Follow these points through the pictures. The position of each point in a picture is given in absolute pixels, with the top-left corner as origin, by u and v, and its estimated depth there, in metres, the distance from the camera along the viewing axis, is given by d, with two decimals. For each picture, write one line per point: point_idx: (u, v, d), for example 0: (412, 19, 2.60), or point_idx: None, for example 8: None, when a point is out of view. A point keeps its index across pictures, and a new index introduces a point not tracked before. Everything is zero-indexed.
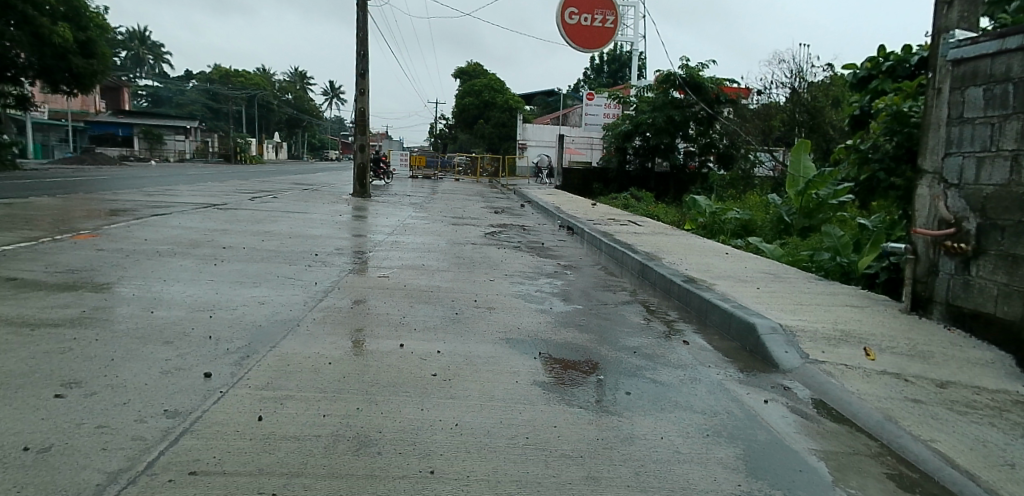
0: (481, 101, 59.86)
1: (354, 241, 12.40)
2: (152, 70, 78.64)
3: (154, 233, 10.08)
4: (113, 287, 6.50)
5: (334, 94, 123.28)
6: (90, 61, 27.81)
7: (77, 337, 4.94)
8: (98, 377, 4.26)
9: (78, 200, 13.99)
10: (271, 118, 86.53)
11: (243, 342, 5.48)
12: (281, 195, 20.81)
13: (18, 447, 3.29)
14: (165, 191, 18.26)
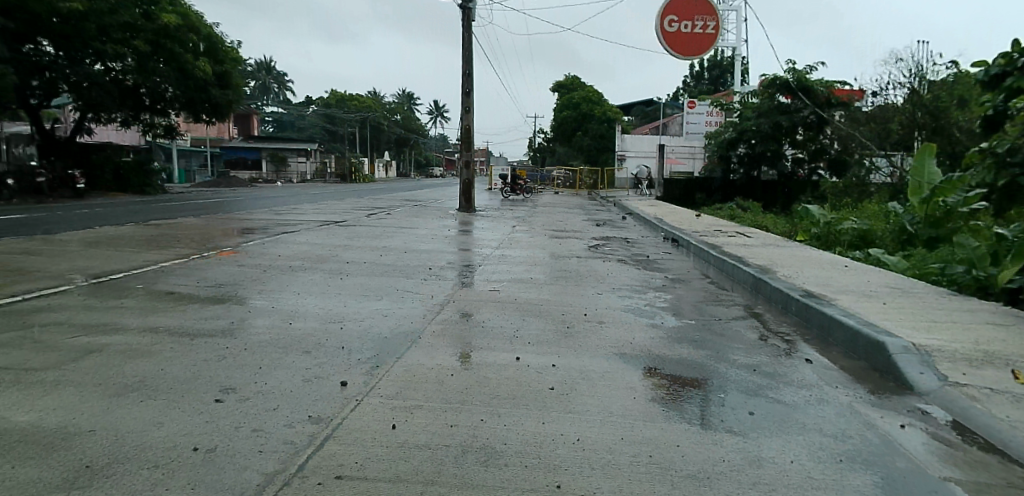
0: (579, 114, 59.91)
1: (462, 255, 12.74)
2: (277, 98, 84.84)
3: (285, 249, 10.84)
4: (255, 300, 7.03)
5: (439, 113, 127.72)
6: (226, 92, 30.53)
7: (229, 347, 5.36)
8: (250, 384, 4.59)
9: (218, 219, 15.30)
10: (381, 138, 90.83)
11: (371, 353, 5.74)
12: (394, 211, 21.78)
13: (189, 446, 3.58)
14: (291, 210, 19.56)
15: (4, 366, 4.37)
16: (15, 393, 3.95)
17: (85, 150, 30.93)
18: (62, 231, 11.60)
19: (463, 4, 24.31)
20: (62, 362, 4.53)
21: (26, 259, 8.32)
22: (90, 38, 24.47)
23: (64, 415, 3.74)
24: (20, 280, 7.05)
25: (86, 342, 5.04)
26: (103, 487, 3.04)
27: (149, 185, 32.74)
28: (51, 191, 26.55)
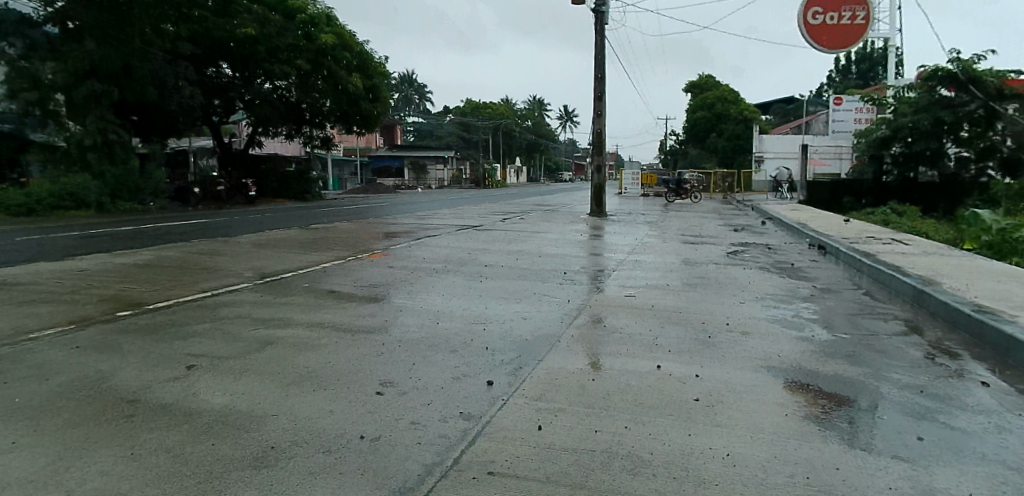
0: (713, 114, 57.50)
1: (595, 260, 12.72)
2: (417, 108, 89.27)
3: (428, 252, 11.40)
4: (405, 300, 7.45)
5: (568, 118, 128.25)
6: (374, 104, 32.51)
7: (384, 343, 5.70)
8: (405, 380, 4.85)
9: (368, 223, 16.40)
10: (513, 144, 92.74)
11: (513, 354, 5.86)
12: (527, 216, 22.17)
13: (356, 435, 3.84)
14: (432, 215, 20.54)
15: (200, 354, 4.96)
16: (210, 378, 4.46)
17: (256, 161, 34.42)
18: (239, 234, 12.99)
19: (597, 8, 24.23)
20: (246, 352, 5.06)
21: (213, 259, 9.41)
22: (260, 59, 27.42)
23: (251, 400, 4.15)
24: (209, 277, 7.99)
25: (264, 334, 5.59)
26: (285, 466, 3.34)
27: (308, 192, 35.72)
28: (228, 198, 29.81)
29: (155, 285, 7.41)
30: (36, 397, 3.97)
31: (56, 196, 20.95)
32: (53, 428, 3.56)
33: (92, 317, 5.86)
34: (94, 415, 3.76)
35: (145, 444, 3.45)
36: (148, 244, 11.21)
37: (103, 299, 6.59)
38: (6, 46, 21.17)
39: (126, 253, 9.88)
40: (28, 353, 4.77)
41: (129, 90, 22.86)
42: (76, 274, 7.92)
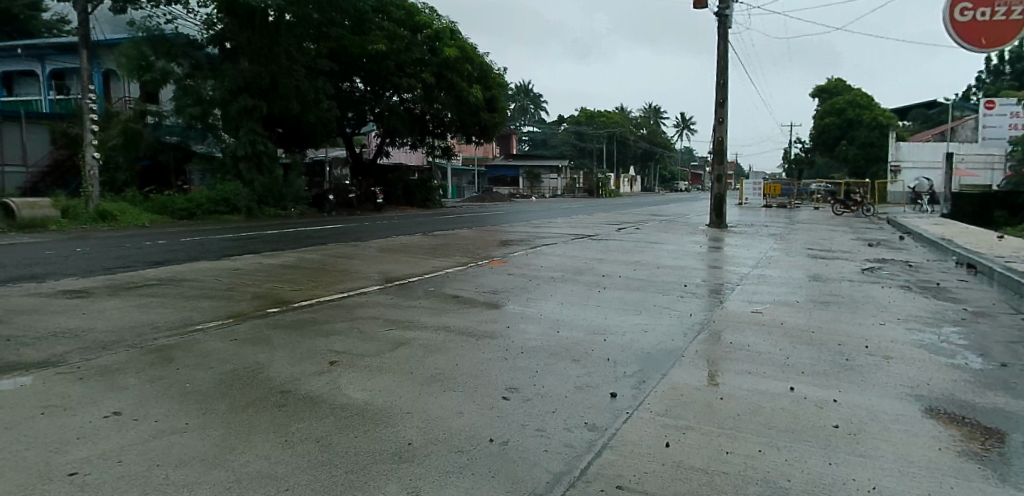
0: (843, 121, 53.43)
1: (717, 273, 12.26)
2: (533, 117, 90.36)
3: (546, 260, 11.49)
4: (524, 308, 7.50)
5: (686, 126, 124.86)
6: (493, 115, 33.49)
7: (507, 348, 5.76)
8: (530, 385, 4.85)
9: (487, 231, 16.78)
10: (628, 153, 91.54)
11: (637, 366, 5.71)
12: (643, 226, 21.78)
13: (485, 438, 3.89)
14: (548, 223, 20.67)
15: (341, 351, 5.27)
16: (351, 374, 4.74)
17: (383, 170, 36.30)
18: (369, 239, 13.74)
19: (719, 12, 23.45)
20: (381, 351, 5.32)
21: (347, 262, 10.00)
22: (390, 73, 29.00)
23: (387, 398, 4.34)
24: (344, 279, 8.49)
25: (396, 335, 5.85)
26: (421, 464, 3.46)
27: (430, 200, 37.12)
28: (358, 205, 31.62)
29: (298, 284, 7.98)
30: (204, 383, 4.41)
31: (212, 201, 23.16)
32: (218, 413, 3.93)
33: (245, 313, 6.40)
34: (253, 402, 4.12)
35: (296, 433, 3.71)
36: (290, 247, 12.12)
37: (254, 296, 7.19)
38: (175, 67, 23.74)
39: (272, 254, 10.73)
40: (196, 343, 5.31)
41: (275, 104, 24.89)
42: (231, 273, 8.70)
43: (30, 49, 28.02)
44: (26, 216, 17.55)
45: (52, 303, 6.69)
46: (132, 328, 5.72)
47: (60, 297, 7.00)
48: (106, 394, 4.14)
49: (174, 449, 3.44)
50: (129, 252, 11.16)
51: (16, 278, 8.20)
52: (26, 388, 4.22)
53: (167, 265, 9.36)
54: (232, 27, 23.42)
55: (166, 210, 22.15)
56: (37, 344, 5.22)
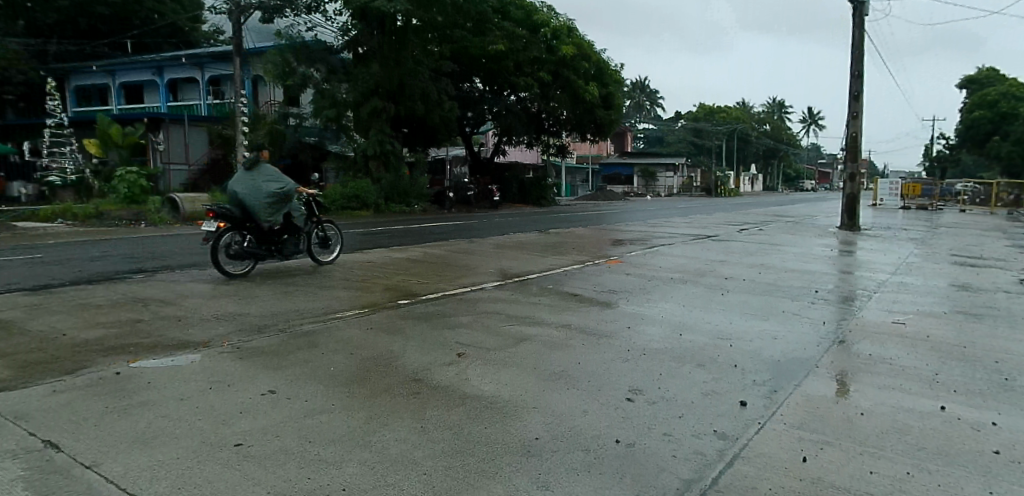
0: (997, 114, 47.92)
1: (850, 279, 11.45)
2: (649, 114, 88.44)
3: (665, 261, 11.25)
4: (644, 309, 7.39)
5: (813, 121, 117.31)
6: (609, 112, 32.90)
7: (629, 349, 5.70)
8: (655, 388, 4.76)
9: (603, 230, 16.64)
10: (748, 150, 87.40)
11: (767, 376, 5.42)
12: (767, 227, 20.75)
13: (611, 439, 3.84)
14: (665, 223, 20.19)
15: (467, 343, 5.46)
16: (478, 367, 4.89)
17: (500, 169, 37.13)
18: (488, 236, 14.06)
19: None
20: (506, 346, 5.45)
21: (468, 257, 10.31)
22: (508, 73, 29.61)
23: (514, 393, 4.42)
24: (467, 274, 8.75)
25: (519, 330, 5.96)
26: (549, 461, 3.49)
27: (545, 198, 37.37)
28: (477, 203, 32.49)
29: (425, 278, 8.32)
30: (345, 368, 4.74)
31: (344, 198, 24.64)
32: (359, 397, 4.22)
33: (378, 303, 6.77)
34: (389, 389, 4.37)
35: (430, 420, 3.89)
36: (415, 241, 12.64)
37: (385, 288, 7.57)
38: (314, 71, 25.48)
39: (399, 248, 11.24)
40: (336, 329, 5.72)
41: (402, 105, 26.09)
42: (363, 265, 9.21)
43: (192, 58, 31.08)
44: (189, 208, 19.48)
45: (213, 289, 7.40)
46: (281, 314, 6.24)
47: (219, 284, 7.73)
48: (263, 374, 4.58)
49: (321, 429, 3.72)
50: None
51: (183, 266, 9.14)
52: (197, 364, 4.76)
53: (306, 257, 10.07)
54: (365, 33, 24.72)
55: None
56: (203, 326, 5.82)
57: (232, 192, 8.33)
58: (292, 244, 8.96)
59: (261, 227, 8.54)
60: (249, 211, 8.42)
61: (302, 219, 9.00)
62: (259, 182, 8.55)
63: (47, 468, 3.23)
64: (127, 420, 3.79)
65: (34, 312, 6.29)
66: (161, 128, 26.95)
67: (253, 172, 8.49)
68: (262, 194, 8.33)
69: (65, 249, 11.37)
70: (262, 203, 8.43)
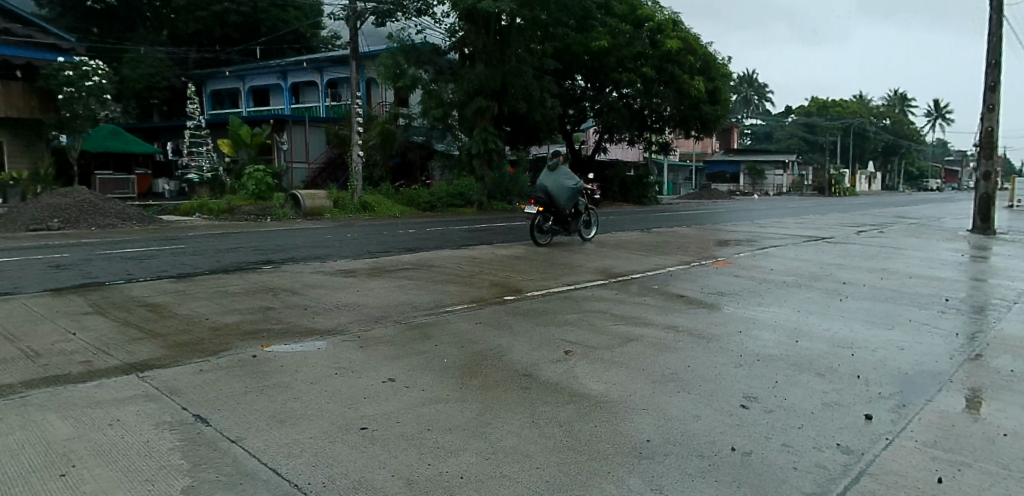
0: None
1: (986, 287, 10.45)
2: (757, 109, 84.70)
3: (777, 263, 10.76)
4: (755, 313, 7.14)
5: (942, 115, 107.89)
6: (716, 108, 32.01)
7: (741, 354, 5.52)
8: (771, 396, 4.57)
9: (709, 230, 16.14)
10: (866, 147, 81.68)
11: (895, 388, 5.05)
12: (889, 229, 19.33)
13: (727, 445, 3.71)
14: (774, 224, 19.28)
15: (575, 341, 5.49)
16: (586, 365, 4.90)
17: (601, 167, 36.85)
18: (591, 234, 14.03)
19: None
20: (614, 345, 5.44)
21: (571, 255, 10.34)
22: (611, 69, 29.37)
23: (624, 393, 4.39)
24: (571, 272, 8.79)
25: (626, 330, 5.93)
26: (662, 463, 3.42)
27: (647, 196, 36.62)
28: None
29: (530, 275, 8.44)
30: (457, 361, 4.92)
31: (449, 195, 25.31)
32: (472, 390, 4.35)
33: (486, 299, 6.95)
34: (499, 383, 4.47)
35: (542, 415, 3.95)
36: (519, 238, 12.83)
37: (492, 284, 7.75)
38: (423, 72, 26.38)
39: (503, 245, 11.45)
40: (448, 322, 5.97)
41: (505, 104, 26.48)
42: (470, 261, 9.47)
43: (312, 63, 33.02)
44: (310, 205, 20.71)
45: (332, 280, 7.88)
46: (395, 307, 6.55)
47: (337, 275, 8.21)
48: (381, 364, 4.85)
49: (437, 418, 3.87)
50: (386, 239, 12.68)
51: (306, 258, 9.78)
52: (323, 351, 5.13)
53: (416, 252, 10.47)
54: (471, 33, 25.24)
55: (413, 202, 24.81)
56: (327, 315, 6.22)
57: (543, 187, 11.50)
58: (576, 225, 11.96)
59: (563, 212, 11.57)
60: (557, 199, 11.43)
61: (584, 208, 11.96)
62: (559, 179, 11.60)
63: (200, 439, 3.58)
64: (264, 400, 4.13)
65: (181, 298, 6.96)
66: (284, 129, 28.88)
67: (559, 171, 11.44)
68: (568, 188, 11.29)
69: (205, 240, 12.46)
70: (567, 194, 11.42)
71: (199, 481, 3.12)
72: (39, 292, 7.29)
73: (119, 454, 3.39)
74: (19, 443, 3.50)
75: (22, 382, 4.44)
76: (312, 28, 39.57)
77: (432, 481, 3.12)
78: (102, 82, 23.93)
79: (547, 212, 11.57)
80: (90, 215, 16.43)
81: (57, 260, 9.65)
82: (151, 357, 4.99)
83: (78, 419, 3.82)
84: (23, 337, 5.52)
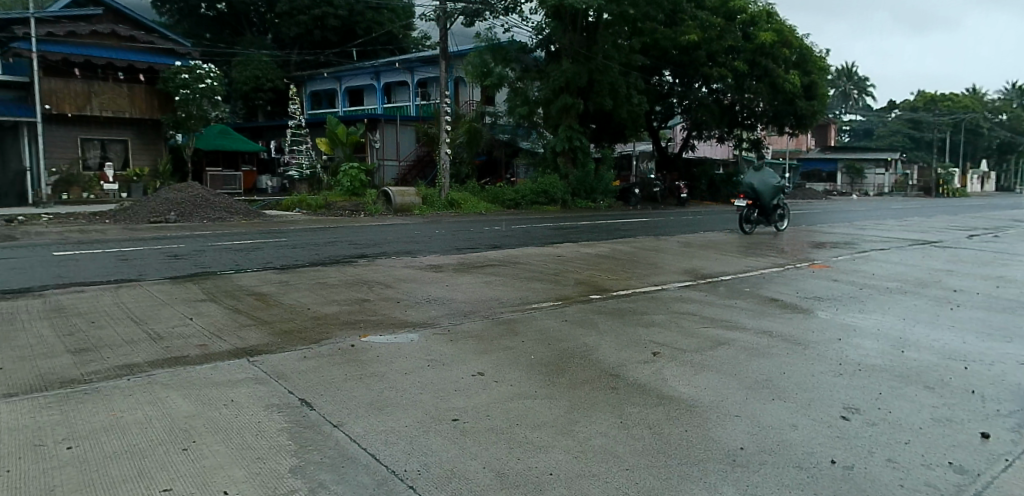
0: None
1: None
2: (856, 104, 80.18)
3: (879, 268, 10.19)
4: (854, 320, 6.78)
5: None
6: (812, 103, 30.54)
7: (840, 363, 5.27)
8: (874, 409, 4.31)
9: (804, 232, 15.47)
10: (981, 144, 75.58)
11: (1016, 406, 4.64)
12: (1006, 233, 17.84)
13: (826, 458, 3.52)
14: (875, 226, 18.22)
15: (663, 342, 5.42)
16: (675, 367, 4.82)
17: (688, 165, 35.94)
18: (677, 234, 13.76)
19: None
20: (704, 348, 5.33)
21: (657, 255, 10.21)
22: (700, 64, 28.63)
23: (715, 397, 4.29)
24: (657, 272, 8.68)
25: (716, 333, 5.79)
26: (756, 472, 3.30)
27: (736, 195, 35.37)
28: (662, 199, 31.79)
29: (616, 274, 8.41)
30: (545, 358, 4.97)
31: (534, 193, 25.39)
32: (560, 387, 4.37)
33: (572, 297, 6.99)
34: (587, 382, 4.47)
35: (630, 416, 3.92)
36: (603, 237, 12.76)
37: (578, 282, 7.77)
38: (509, 71, 26.68)
39: (588, 243, 11.43)
40: (535, 319, 6.05)
41: (590, 101, 26.32)
42: (555, 259, 9.52)
43: (404, 63, 34.02)
44: (400, 201, 21.36)
45: (422, 274, 8.14)
46: (484, 302, 6.71)
47: (427, 270, 8.48)
48: (471, 358, 4.98)
49: (527, 414, 3.91)
50: (472, 235, 12.93)
51: (397, 252, 10.13)
52: (415, 343, 5.33)
53: (503, 249, 10.62)
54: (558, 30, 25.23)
55: (498, 200, 25.00)
56: (419, 308, 6.45)
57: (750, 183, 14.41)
58: (773, 216, 14.72)
59: (767, 206, 14.41)
60: (762, 195, 14.32)
61: (783, 204, 14.74)
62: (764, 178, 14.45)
63: (304, 422, 3.80)
64: (362, 388, 4.34)
65: (285, 288, 7.39)
66: (376, 128, 29.91)
67: (763, 172, 14.36)
68: (771, 186, 14.15)
69: (303, 234, 13.12)
70: (770, 191, 14.25)
71: (304, 462, 3.31)
72: (161, 279, 7.94)
73: (234, 432, 3.66)
74: (149, 416, 3.84)
75: (150, 362, 4.87)
76: (403, 29, 40.73)
77: (521, 476, 3.16)
78: (215, 84, 25.81)
79: (754, 205, 14.51)
80: (201, 210, 17.63)
81: (175, 251, 10.44)
82: (260, 343, 5.35)
83: (197, 397, 4.15)
84: (148, 320, 6.04)
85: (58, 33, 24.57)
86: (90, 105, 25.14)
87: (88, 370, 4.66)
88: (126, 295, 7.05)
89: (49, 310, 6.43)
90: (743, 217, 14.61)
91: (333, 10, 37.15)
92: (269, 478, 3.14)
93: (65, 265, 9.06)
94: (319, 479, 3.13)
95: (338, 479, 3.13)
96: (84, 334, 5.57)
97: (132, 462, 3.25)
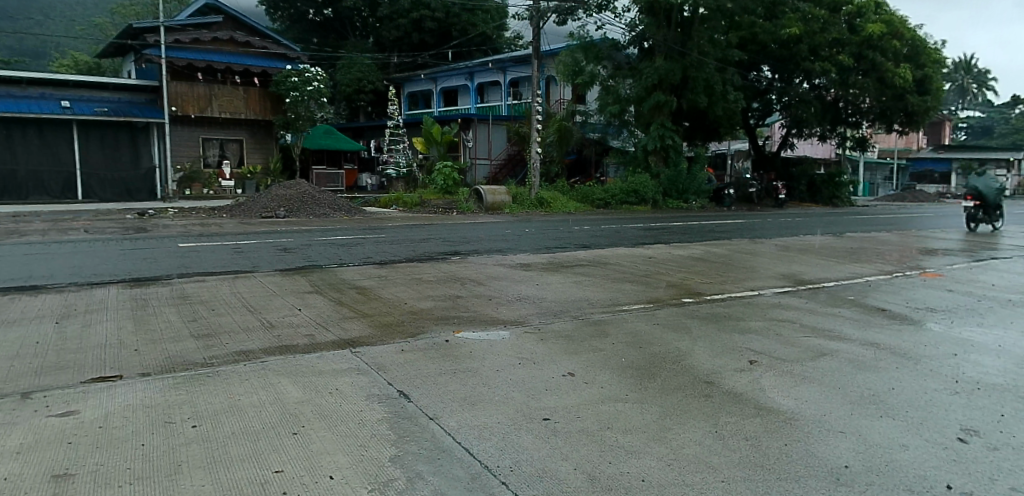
0: None
1: None
2: (976, 100, 74.03)
3: (1001, 278, 9.40)
4: (973, 334, 6.27)
5: None
6: (925, 97, 28.37)
7: (956, 380, 4.92)
8: (996, 432, 3.99)
9: (915, 237, 14.50)
10: None
11: None
12: None
13: (940, 482, 3.29)
14: (997, 231, 16.76)
15: (760, 350, 5.26)
16: (773, 377, 4.68)
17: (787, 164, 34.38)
18: (775, 237, 13.24)
19: None
20: (803, 358, 5.13)
21: (753, 258, 9.88)
22: (801, 59, 27.34)
23: (817, 412, 4.12)
24: (753, 276, 8.40)
25: (818, 343, 5.55)
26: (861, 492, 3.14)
27: (839, 197, 33.50)
28: (758, 200, 30.63)
29: (709, 277, 8.22)
30: (637, 361, 4.95)
31: (624, 193, 25.10)
32: (652, 392, 4.35)
33: (664, 300, 6.92)
34: (680, 388, 4.42)
35: (726, 426, 3.84)
36: (696, 239, 12.49)
37: (669, 285, 7.67)
38: (601, 68, 26.53)
39: (680, 245, 11.23)
40: (626, 321, 6.04)
41: (684, 98, 25.71)
42: (646, 260, 9.41)
43: (496, 63, 34.47)
44: (491, 200, 21.64)
45: (513, 273, 8.28)
46: (574, 303, 6.74)
47: (518, 268, 8.60)
48: (563, 357, 5.03)
49: (620, 418, 3.91)
50: (563, 234, 13.00)
51: (489, 250, 10.34)
52: (507, 341, 5.44)
53: (594, 248, 10.61)
54: (651, 27, 24.81)
55: (588, 199, 24.93)
56: (510, 307, 6.57)
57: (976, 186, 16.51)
58: (996, 215, 16.76)
59: (992, 205, 16.46)
60: (988, 195, 16.37)
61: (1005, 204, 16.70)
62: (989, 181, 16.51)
63: (402, 413, 3.97)
64: (457, 383, 4.47)
65: (383, 282, 7.71)
66: (470, 128, 30.44)
67: (989, 176, 16.40)
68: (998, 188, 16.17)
69: (401, 230, 13.64)
70: (995, 192, 16.29)
71: (402, 452, 3.46)
72: (272, 271, 8.50)
73: (337, 419, 3.87)
74: (263, 399, 4.15)
75: (262, 349, 5.23)
76: (496, 29, 41.26)
77: (613, 480, 3.17)
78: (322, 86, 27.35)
79: (979, 205, 16.61)
80: (307, 206, 18.64)
81: (285, 245, 11.13)
82: (361, 335, 5.63)
83: (306, 384, 4.43)
84: (262, 309, 6.50)
85: (184, 39, 26.63)
86: (211, 106, 27.05)
87: (211, 354, 5.07)
88: (242, 285, 7.59)
89: (176, 297, 7.04)
90: (969, 216, 16.77)
91: (430, 13, 38.15)
92: (370, 464, 3.31)
93: (190, 256, 9.88)
94: (417, 470, 3.26)
95: (434, 470, 3.26)
96: (207, 320, 6.07)
97: (249, 442, 3.53)
